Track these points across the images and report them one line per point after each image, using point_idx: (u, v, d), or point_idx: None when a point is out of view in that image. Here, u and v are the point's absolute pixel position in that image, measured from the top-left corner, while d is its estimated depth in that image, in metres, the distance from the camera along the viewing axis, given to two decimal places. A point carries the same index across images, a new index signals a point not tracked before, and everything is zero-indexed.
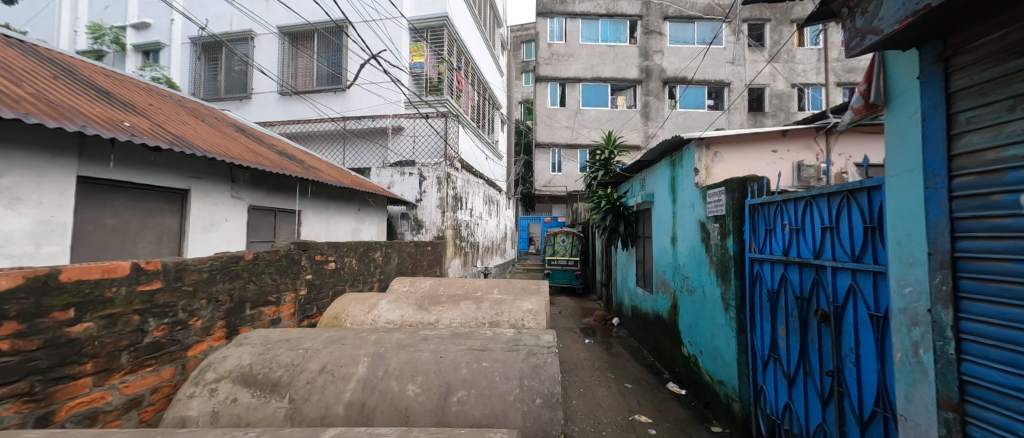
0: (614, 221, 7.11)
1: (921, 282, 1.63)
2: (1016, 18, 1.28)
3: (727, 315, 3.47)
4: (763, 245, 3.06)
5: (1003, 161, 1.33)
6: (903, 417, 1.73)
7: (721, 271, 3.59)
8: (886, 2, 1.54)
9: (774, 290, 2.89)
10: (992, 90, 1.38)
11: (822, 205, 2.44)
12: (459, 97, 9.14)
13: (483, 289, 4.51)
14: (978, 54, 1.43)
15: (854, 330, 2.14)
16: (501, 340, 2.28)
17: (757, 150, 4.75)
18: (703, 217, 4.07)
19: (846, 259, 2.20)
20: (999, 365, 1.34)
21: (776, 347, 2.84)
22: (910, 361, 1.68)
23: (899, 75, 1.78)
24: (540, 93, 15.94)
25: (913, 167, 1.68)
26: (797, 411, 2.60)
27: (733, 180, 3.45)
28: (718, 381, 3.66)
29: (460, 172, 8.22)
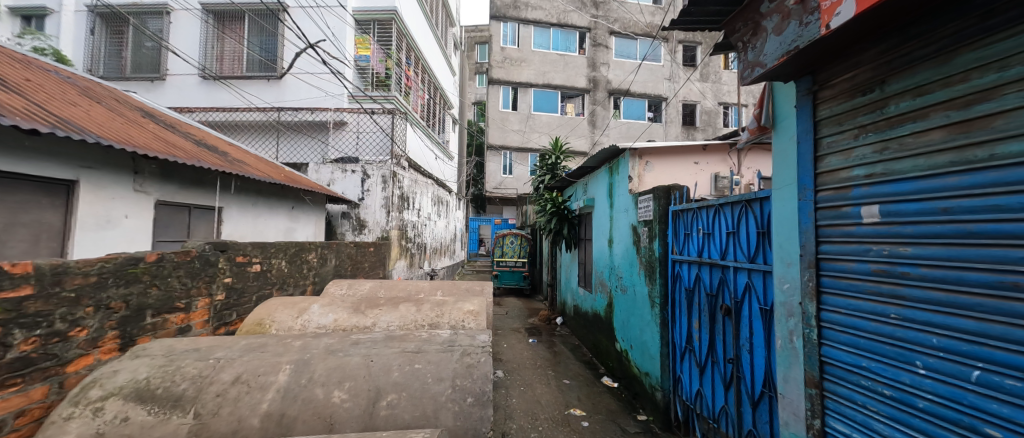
0: (559, 223, 7.40)
1: (796, 279, 1.93)
2: (861, 63, 1.59)
3: (653, 312, 3.78)
4: (683, 247, 3.38)
5: (849, 180, 1.64)
6: (781, 395, 2.03)
7: (649, 271, 3.91)
8: (769, 40, 1.79)
9: (690, 288, 3.22)
10: (844, 120, 1.68)
11: (727, 213, 2.77)
12: (407, 95, 8.90)
13: (426, 291, 4.44)
14: (835, 90, 1.73)
15: (749, 321, 2.46)
16: (437, 341, 2.28)
17: (682, 162, 5.23)
18: (635, 221, 4.40)
19: (744, 260, 2.52)
20: (846, 347, 1.63)
21: (691, 339, 3.15)
22: (787, 346, 1.98)
23: (782, 104, 2.09)
24: (492, 96, 16.01)
25: (790, 183, 1.99)
26: (706, 396, 2.91)
27: (659, 188, 3.79)
28: (644, 372, 3.96)
29: (407, 171, 8.01)
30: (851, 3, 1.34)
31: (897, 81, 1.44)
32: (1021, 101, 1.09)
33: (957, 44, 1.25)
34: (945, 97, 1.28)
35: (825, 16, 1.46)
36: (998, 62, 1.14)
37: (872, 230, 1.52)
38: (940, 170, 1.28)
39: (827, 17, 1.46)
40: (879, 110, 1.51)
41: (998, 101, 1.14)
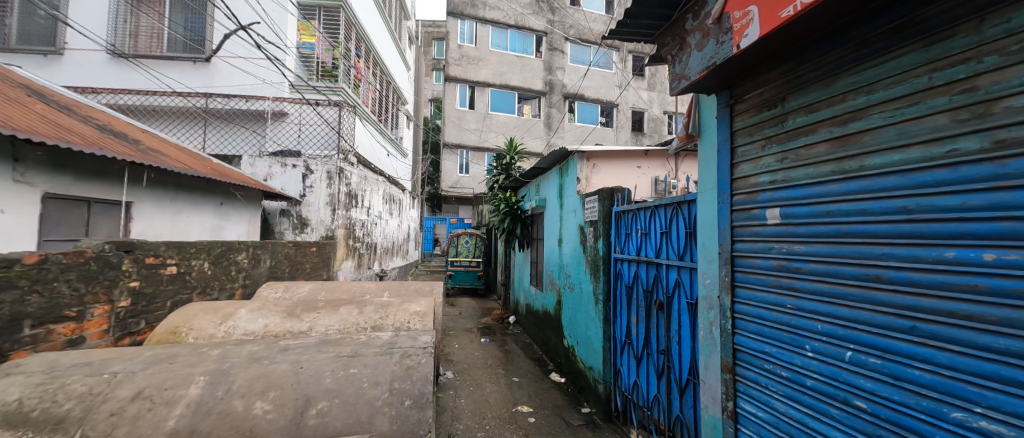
0: (512, 223, 7.50)
1: (715, 275, 2.12)
2: (767, 82, 1.78)
3: (597, 308, 3.95)
4: (624, 246, 3.56)
5: (758, 186, 1.83)
6: (703, 381, 2.21)
7: (593, 269, 4.08)
8: (693, 55, 1.94)
9: (629, 284, 3.41)
10: (754, 132, 1.87)
11: (661, 214, 2.97)
12: (357, 88, 8.52)
13: (372, 293, 4.26)
14: (747, 105, 1.92)
15: (678, 315, 2.66)
16: (376, 343, 2.20)
17: (626, 166, 5.53)
18: (582, 221, 4.57)
19: (674, 258, 2.72)
20: (754, 335, 1.83)
21: (630, 333, 3.34)
22: (707, 336, 2.17)
23: (706, 115, 2.29)
24: (448, 94, 15.77)
25: (712, 187, 2.18)
26: (643, 385, 3.10)
27: (604, 190, 3.95)
28: (588, 367, 4.12)
29: (355, 167, 7.64)
30: (757, 25, 1.50)
31: (794, 99, 1.63)
32: (883, 121, 1.28)
33: (838, 69, 1.45)
34: (829, 115, 1.47)
35: (737, 36, 1.62)
36: (867, 86, 1.33)
37: (775, 230, 1.71)
38: (824, 179, 1.48)
39: (737, 37, 1.62)
40: (781, 124, 1.70)
41: (868, 120, 1.33)
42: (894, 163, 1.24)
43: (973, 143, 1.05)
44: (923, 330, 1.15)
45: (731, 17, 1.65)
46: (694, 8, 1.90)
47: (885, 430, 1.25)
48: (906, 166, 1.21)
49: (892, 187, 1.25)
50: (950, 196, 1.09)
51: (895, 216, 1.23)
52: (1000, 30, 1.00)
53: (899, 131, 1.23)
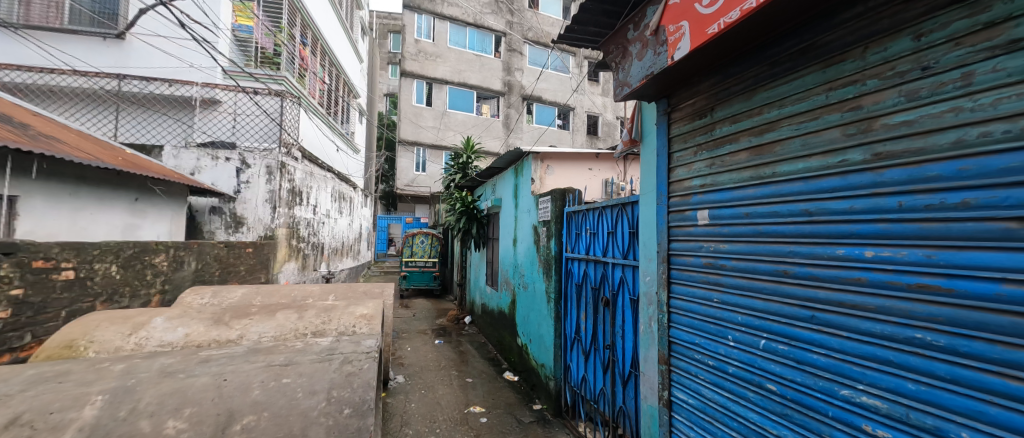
0: (468, 222, 7.43)
1: (654, 272, 2.24)
2: (699, 92, 1.92)
3: (549, 306, 4.03)
4: (574, 245, 3.67)
5: (690, 189, 1.98)
6: (643, 373, 2.33)
7: (546, 269, 4.17)
8: (633, 64, 2.04)
9: (579, 283, 3.53)
10: (688, 139, 2.01)
11: (607, 215, 3.10)
12: (303, 79, 7.98)
13: (316, 296, 4.01)
14: (681, 113, 2.06)
15: (622, 311, 2.79)
16: (314, 350, 2.06)
17: (579, 168, 5.71)
18: (535, 221, 4.65)
19: (619, 257, 2.85)
20: (686, 328, 1.96)
21: (579, 330, 3.45)
22: (647, 330, 2.30)
23: (647, 121, 2.42)
24: (404, 89, 15.28)
25: (652, 190, 2.31)
26: (590, 380, 3.22)
27: (556, 191, 4.04)
28: (540, 364, 4.20)
29: (299, 162, 7.16)
30: (688, 40, 1.61)
31: (721, 110, 1.78)
32: (791, 133, 1.43)
33: (756, 85, 1.60)
34: (748, 126, 1.62)
35: (671, 48, 1.73)
36: (778, 101, 1.49)
37: (705, 230, 1.86)
38: (745, 184, 1.63)
39: (671, 50, 1.73)
40: (710, 132, 1.85)
41: (779, 132, 1.48)
42: (799, 171, 1.39)
43: (858, 155, 1.21)
44: (821, 318, 1.30)
45: (666, 30, 1.76)
46: (635, 19, 2.00)
47: (790, 409, 1.41)
48: (808, 174, 1.36)
49: (798, 192, 1.40)
50: (841, 201, 1.25)
51: (800, 218, 1.38)
52: (879, 58, 1.16)
53: (803, 142, 1.39)
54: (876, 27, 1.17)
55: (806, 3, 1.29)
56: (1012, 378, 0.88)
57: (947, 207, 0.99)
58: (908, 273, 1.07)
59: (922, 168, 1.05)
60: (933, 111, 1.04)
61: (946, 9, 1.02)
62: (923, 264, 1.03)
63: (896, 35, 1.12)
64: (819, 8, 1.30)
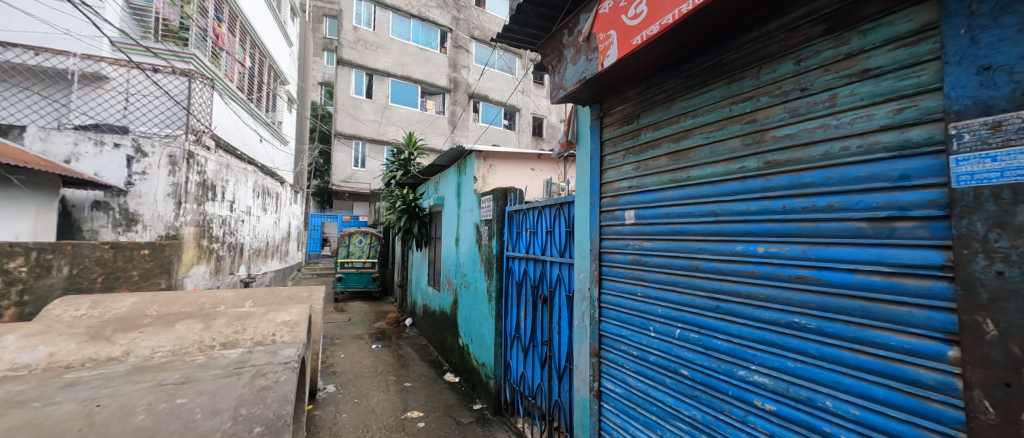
0: (409, 221, 7.16)
1: (587, 269, 2.34)
2: (627, 99, 2.04)
3: (490, 305, 4.04)
4: (515, 244, 3.71)
5: (618, 190, 2.10)
6: (576, 366, 2.42)
7: (487, 268, 4.16)
8: (568, 69, 2.11)
9: (519, 281, 3.58)
10: (617, 143, 2.13)
11: (546, 214, 3.18)
12: (217, 59, 7.07)
13: (229, 303, 3.56)
14: (612, 118, 2.18)
15: (559, 307, 2.88)
16: (218, 364, 1.82)
17: (521, 168, 5.81)
18: (477, 220, 4.63)
19: (557, 255, 2.94)
20: (614, 321, 2.08)
21: (519, 327, 3.50)
22: (580, 325, 2.40)
23: (581, 124, 2.52)
24: (341, 78, 14.30)
25: (585, 191, 2.41)
26: (528, 376, 3.28)
27: (498, 189, 4.04)
28: (481, 364, 4.20)
29: (212, 152, 6.34)
30: (616, 49, 1.70)
31: (646, 117, 1.91)
32: (702, 141, 1.58)
33: (674, 96, 1.74)
34: (668, 133, 1.76)
35: (601, 55, 1.81)
36: (692, 112, 1.63)
37: (631, 229, 1.98)
38: (665, 186, 1.77)
39: (601, 57, 1.81)
40: (636, 137, 1.97)
41: (692, 140, 1.62)
42: (708, 176, 1.55)
43: (753, 163, 1.37)
44: (724, 308, 1.45)
45: (597, 38, 1.83)
46: (570, 25, 2.07)
47: (699, 391, 1.55)
48: (715, 179, 1.51)
49: (707, 194, 1.55)
50: (741, 203, 1.41)
51: (708, 218, 1.53)
52: (770, 78, 1.32)
53: (711, 150, 1.53)
54: (768, 50, 1.34)
55: (713, 24, 1.43)
56: (861, 353, 1.05)
57: (818, 209, 1.16)
58: (790, 266, 1.23)
59: (800, 175, 1.21)
60: (808, 127, 1.21)
61: (819, 39, 1.19)
62: (800, 257, 1.20)
63: (783, 59, 1.29)
64: (724, 30, 1.45)
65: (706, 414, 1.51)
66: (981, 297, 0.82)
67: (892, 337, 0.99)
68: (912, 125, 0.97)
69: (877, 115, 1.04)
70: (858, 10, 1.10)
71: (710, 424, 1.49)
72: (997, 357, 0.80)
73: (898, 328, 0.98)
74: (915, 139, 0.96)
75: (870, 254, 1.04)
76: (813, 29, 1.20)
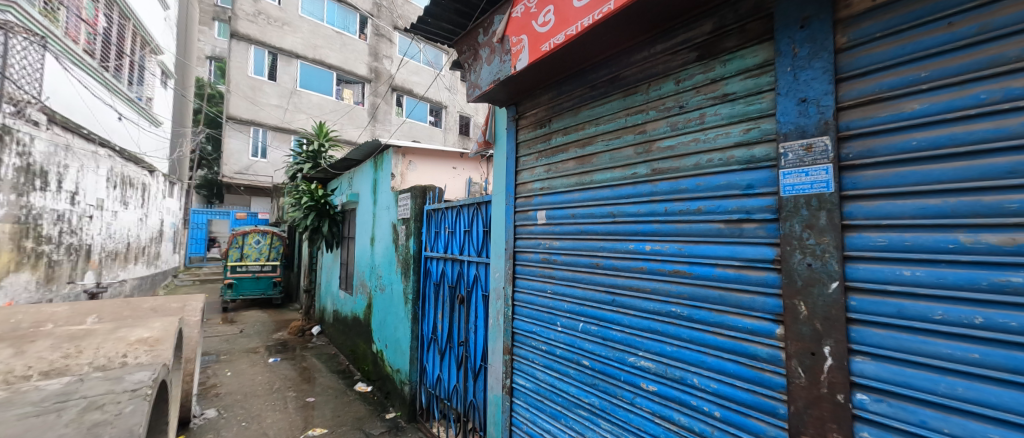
0: (318, 219, 6.47)
1: (502, 268, 2.38)
2: (540, 104, 2.12)
3: (406, 307, 3.86)
4: (433, 244, 3.61)
5: (531, 191, 2.18)
6: (491, 365, 2.44)
7: (404, 269, 3.97)
8: (483, 68, 2.11)
9: (437, 282, 3.49)
10: (531, 145, 2.19)
11: (464, 214, 3.15)
12: (55, 12, 5.52)
13: (63, 319, 2.82)
14: (526, 121, 2.24)
15: (475, 307, 2.88)
16: (27, 401, 1.40)
17: (443, 165, 5.73)
18: (394, 219, 4.39)
19: (474, 254, 2.93)
20: (526, 318, 2.14)
21: (436, 330, 3.42)
22: (495, 323, 2.43)
23: (498, 125, 2.55)
24: (236, 54, 12.40)
25: (501, 191, 2.44)
26: (444, 379, 3.21)
27: (416, 188, 3.90)
28: (395, 370, 3.99)
29: (38, 130, 4.91)
30: (527, 53, 1.75)
31: (556, 122, 2.00)
32: (602, 148, 1.70)
33: (580, 104, 1.85)
34: (575, 139, 1.87)
35: (514, 58, 1.84)
36: (595, 120, 1.76)
37: (543, 228, 2.06)
38: (572, 189, 1.87)
39: (514, 60, 1.84)
40: (548, 140, 2.06)
41: (595, 146, 1.75)
42: (607, 180, 1.68)
43: (643, 169, 1.52)
44: (620, 301, 1.58)
45: (511, 41, 1.87)
46: (485, 25, 2.07)
47: (597, 379, 1.67)
48: (613, 183, 1.65)
49: (607, 197, 1.68)
50: (633, 205, 1.55)
51: (607, 219, 1.66)
52: (657, 94, 1.49)
53: (611, 157, 1.67)
54: (655, 70, 1.50)
55: (611, 39, 1.56)
56: (719, 334, 1.23)
57: (690, 211, 1.33)
58: (669, 262, 1.40)
59: (678, 182, 1.38)
60: (684, 140, 1.38)
61: (692, 65, 1.37)
62: (677, 254, 1.37)
63: (665, 79, 1.45)
64: (621, 47, 1.60)
65: (603, 400, 1.63)
66: (797, 284, 1.03)
67: (740, 320, 1.18)
68: (757, 143, 1.17)
69: (732, 133, 1.23)
70: (721, 43, 1.29)
71: (606, 408, 1.61)
72: (806, 332, 1.01)
73: (744, 312, 1.17)
74: (758, 156, 1.16)
75: (726, 251, 1.23)
76: (688, 55, 1.38)
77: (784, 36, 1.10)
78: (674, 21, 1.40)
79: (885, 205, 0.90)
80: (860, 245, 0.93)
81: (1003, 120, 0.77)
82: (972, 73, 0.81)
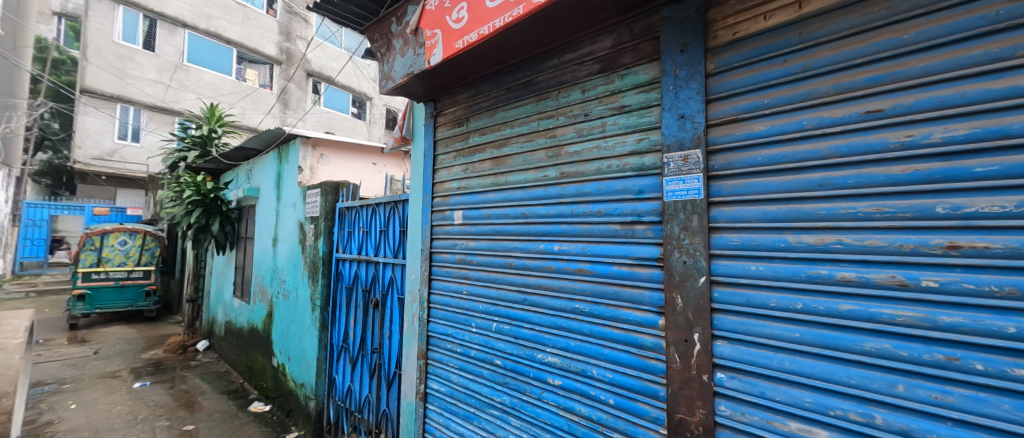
0: (205, 216, 5.47)
1: (418, 270, 2.29)
2: (458, 102, 2.09)
3: (313, 315, 3.51)
4: (346, 245, 3.35)
5: (448, 191, 2.13)
6: (405, 371, 2.34)
7: (311, 272, 3.60)
8: (397, 60, 2.01)
9: (349, 286, 3.24)
10: (450, 143, 2.14)
11: (381, 213, 2.96)
12: None
13: None
14: (445, 119, 2.19)
15: (390, 311, 2.73)
16: None
17: (359, 160, 5.41)
18: (302, 218, 3.95)
19: (390, 256, 2.78)
20: (442, 321, 2.08)
21: (347, 337, 3.17)
22: (410, 326, 2.33)
23: (417, 120, 2.45)
24: (96, 14, 10.10)
25: (419, 190, 2.36)
26: (355, 390, 2.99)
27: (328, 183, 3.58)
28: (299, 384, 3.62)
29: None
30: (440, 48, 1.70)
31: (474, 121, 1.98)
32: (517, 149, 1.73)
33: (497, 105, 1.86)
34: (491, 139, 1.88)
35: (428, 52, 1.78)
36: (510, 122, 1.78)
37: (460, 229, 2.03)
38: (487, 189, 1.88)
39: (428, 55, 1.78)
40: (465, 140, 2.03)
41: (510, 148, 1.77)
42: (521, 182, 1.71)
43: (553, 172, 1.58)
44: (531, 300, 1.62)
45: (425, 34, 1.80)
46: (398, 14, 1.97)
47: (509, 378, 1.69)
48: (526, 184, 1.68)
49: (520, 198, 1.71)
50: (544, 206, 1.60)
51: (520, 220, 1.69)
52: (565, 101, 1.56)
53: (524, 159, 1.70)
54: (564, 78, 1.57)
55: (525, 43, 1.59)
56: (615, 328, 1.33)
57: (593, 213, 1.42)
58: (575, 261, 1.48)
59: (583, 185, 1.46)
60: (588, 146, 1.46)
61: (595, 76, 1.47)
62: (582, 253, 1.45)
63: (572, 88, 1.53)
64: (533, 52, 1.65)
65: (513, 398, 1.66)
66: (675, 279, 1.16)
67: (630, 313, 1.29)
68: (647, 152, 1.29)
69: (628, 142, 1.34)
70: (619, 58, 1.40)
71: (516, 406, 1.64)
72: (681, 321, 1.14)
73: (635, 306, 1.28)
74: (648, 163, 1.28)
75: (621, 250, 1.33)
76: (591, 67, 1.47)
77: (668, 58, 1.23)
78: (580, 33, 1.48)
79: (739, 211, 1.06)
80: (721, 245, 1.08)
81: (818, 143, 0.95)
82: (798, 103, 0.98)
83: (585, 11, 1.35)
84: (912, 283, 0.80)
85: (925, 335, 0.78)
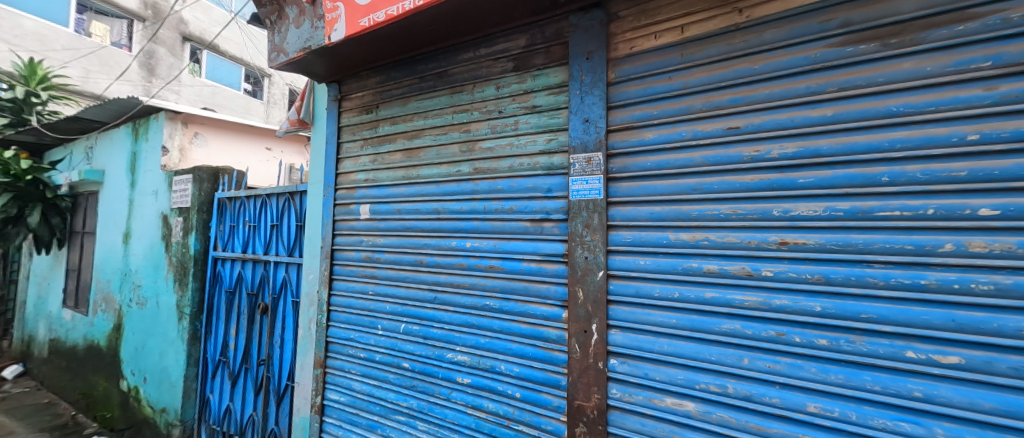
0: (18, 205, 4.12)
1: (317, 270, 2.06)
2: (366, 87, 1.92)
3: (179, 325, 2.93)
4: (226, 242, 2.87)
5: (354, 182, 1.95)
6: (298, 383, 2.09)
7: (178, 275, 3.00)
8: (292, 32, 1.77)
9: (230, 289, 2.78)
10: (356, 130, 1.96)
11: (273, 205, 2.59)
12: None
13: None
14: (351, 103, 2.00)
15: (281, 318, 2.41)
16: None
17: (249, 144, 4.70)
18: (166, 209, 3.26)
19: (283, 255, 2.45)
20: (343, 325, 1.90)
21: (226, 349, 2.72)
22: (306, 331, 2.08)
23: (318, 104, 2.20)
24: None
25: (320, 180, 2.13)
26: (235, 410, 2.58)
27: (203, 169, 3.02)
28: (159, 410, 2.99)
29: None
30: (344, 24, 1.54)
31: (383, 109, 1.85)
32: (430, 141, 1.66)
33: (409, 94, 1.76)
34: (403, 130, 1.77)
35: (328, 26, 1.60)
36: (423, 113, 1.70)
37: (366, 224, 1.87)
38: (397, 182, 1.76)
39: (329, 29, 1.60)
40: (374, 128, 1.88)
41: (423, 139, 1.69)
42: (433, 176, 1.64)
43: (466, 168, 1.55)
44: (442, 299, 1.57)
45: (324, 6, 1.62)
46: None
47: (416, 380, 1.62)
48: (438, 179, 1.63)
49: (432, 193, 1.64)
50: (456, 202, 1.56)
51: (432, 215, 1.62)
52: (479, 96, 1.54)
53: (438, 152, 1.64)
54: (478, 72, 1.55)
55: (439, 31, 1.53)
56: (523, 323, 1.36)
57: (506, 210, 1.43)
58: (486, 258, 1.47)
59: (495, 182, 1.46)
60: (501, 143, 1.47)
61: (509, 74, 1.47)
62: (493, 250, 1.45)
63: (487, 83, 1.52)
64: (447, 42, 1.60)
65: (421, 401, 1.59)
66: (578, 273, 1.23)
67: (538, 308, 1.33)
68: (555, 153, 1.34)
69: (538, 141, 1.37)
70: (531, 59, 1.42)
71: (423, 409, 1.58)
72: (581, 313, 1.22)
73: (541, 301, 1.33)
74: (557, 163, 1.33)
75: (530, 247, 1.36)
76: (506, 65, 1.48)
77: (575, 63, 1.29)
78: (495, 28, 1.48)
79: (632, 210, 1.16)
80: (617, 241, 1.18)
81: (693, 152, 1.08)
82: (679, 116, 1.11)
83: (499, 7, 1.34)
84: (756, 272, 0.97)
85: (763, 316, 0.95)
